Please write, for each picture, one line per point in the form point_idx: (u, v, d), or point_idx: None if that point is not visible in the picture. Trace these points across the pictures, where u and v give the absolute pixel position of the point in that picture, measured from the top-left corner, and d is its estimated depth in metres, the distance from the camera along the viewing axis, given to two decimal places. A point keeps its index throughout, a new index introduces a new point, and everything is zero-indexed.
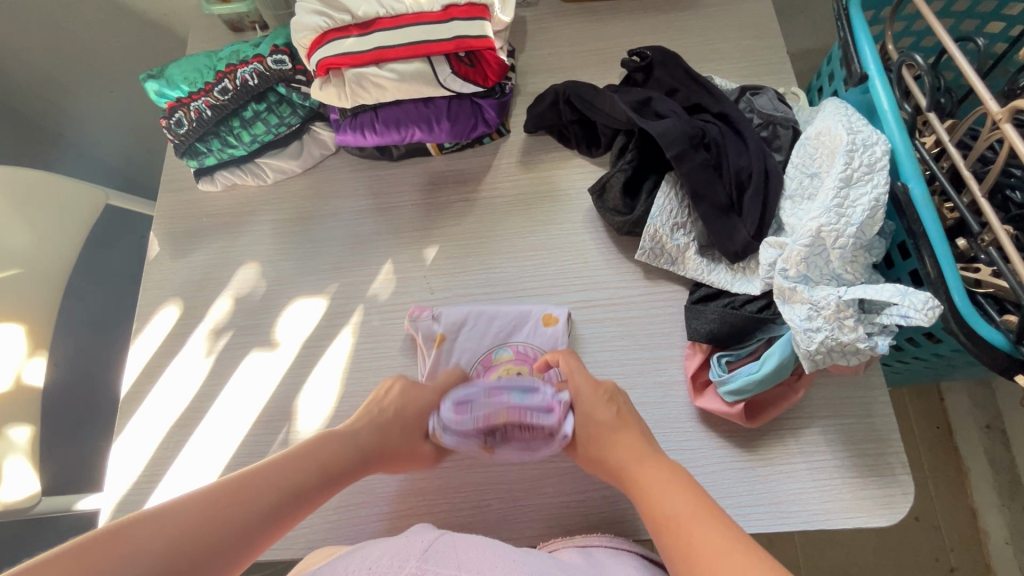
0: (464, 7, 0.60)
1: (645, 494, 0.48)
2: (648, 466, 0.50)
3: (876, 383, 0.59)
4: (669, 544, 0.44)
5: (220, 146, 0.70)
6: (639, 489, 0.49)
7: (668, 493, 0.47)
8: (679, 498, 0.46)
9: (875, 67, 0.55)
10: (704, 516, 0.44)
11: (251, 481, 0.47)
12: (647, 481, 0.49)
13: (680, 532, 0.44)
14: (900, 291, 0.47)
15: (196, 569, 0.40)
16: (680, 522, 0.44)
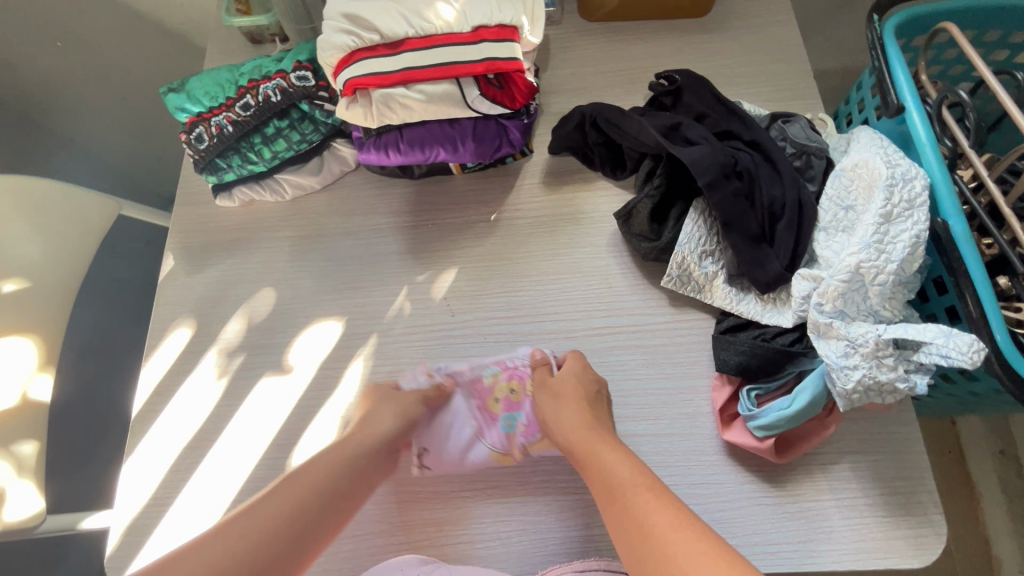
0: (495, 28, 0.59)
1: (600, 470, 0.51)
2: (602, 445, 0.53)
3: (908, 419, 0.58)
4: (618, 519, 0.47)
5: (240, 162, 0.69)
6: (593, 466, 0.52)
7: (620, 470, 0.50)
8: (629, 477, 0.49)
9: (913, 99, 0.54)
10: (652, 495, 0.47)
11: (275, 500, 0.50)
12: (601, 460, 0.52)
13: (627, 510, 0.47)
14: (944, 332, 0.46)
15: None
16: (629, 500, 0.47)
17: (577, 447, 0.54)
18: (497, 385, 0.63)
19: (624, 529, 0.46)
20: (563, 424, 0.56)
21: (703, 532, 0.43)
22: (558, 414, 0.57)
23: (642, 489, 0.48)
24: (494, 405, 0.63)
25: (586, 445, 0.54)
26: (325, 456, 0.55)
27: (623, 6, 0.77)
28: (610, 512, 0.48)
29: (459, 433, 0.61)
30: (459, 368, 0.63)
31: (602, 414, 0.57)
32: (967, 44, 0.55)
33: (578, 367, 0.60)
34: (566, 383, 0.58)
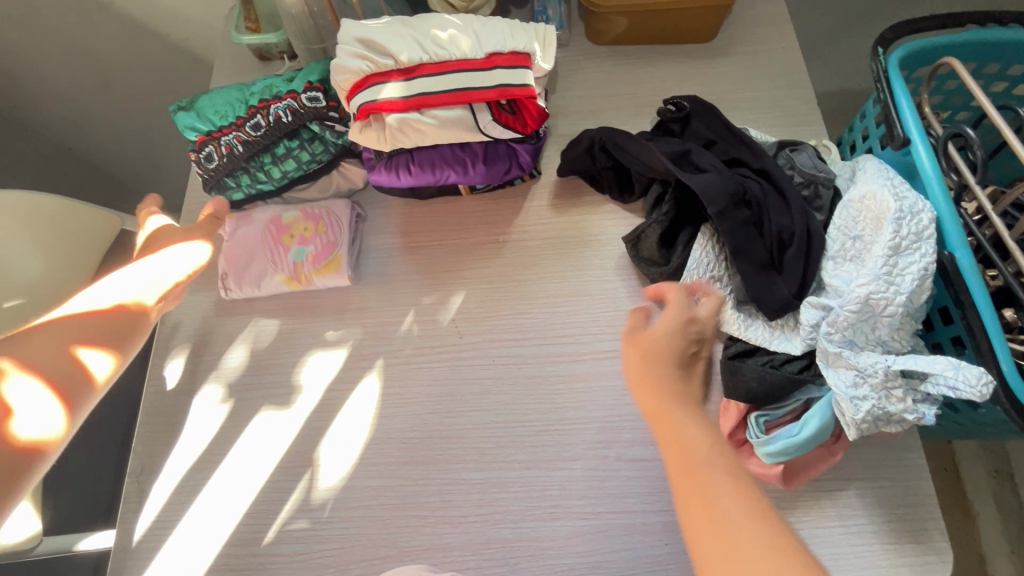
0: (508, 54, 0.60)
1: (669, 428, 0.43)
2: (678, 404, 0.45)
3: (914, 446, 0.58)
4: (682, 482, 0.39)
5: (250, 182, 0.69)
6: (662, 429, 0.43)
7: (698, 436, 0.42)
8: (704, 444, 0.41)
9: (918, 132, 0.55)
10: (726, 474, 0.38)
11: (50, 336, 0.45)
12: (682, 427, 0.43)
13: (693, 478, 0.38)
14: (953, 364, 0.46)
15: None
16: (697, 464, 0.39)
17: (648, 400, 0.46)
18: (293, 222, 0.70)
19: (683, 495, 0.38)
20: (641, 379, 0.49)
21: (779, 525, 0.35)
22: (643, 359, 0.50)
23: (716, 464, 0.39)
24: (289, 239, 0.69)
25: (663, 407, 0.45)
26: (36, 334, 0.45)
27: (631, 30, 0.78)
28: (674, 473, 0.40)
29: (256, 257, 0.69)
30: (256, 212, 0.71)
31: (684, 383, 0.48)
32: (970, 79, 0.57)
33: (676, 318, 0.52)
34: (655, 340, 0.51)
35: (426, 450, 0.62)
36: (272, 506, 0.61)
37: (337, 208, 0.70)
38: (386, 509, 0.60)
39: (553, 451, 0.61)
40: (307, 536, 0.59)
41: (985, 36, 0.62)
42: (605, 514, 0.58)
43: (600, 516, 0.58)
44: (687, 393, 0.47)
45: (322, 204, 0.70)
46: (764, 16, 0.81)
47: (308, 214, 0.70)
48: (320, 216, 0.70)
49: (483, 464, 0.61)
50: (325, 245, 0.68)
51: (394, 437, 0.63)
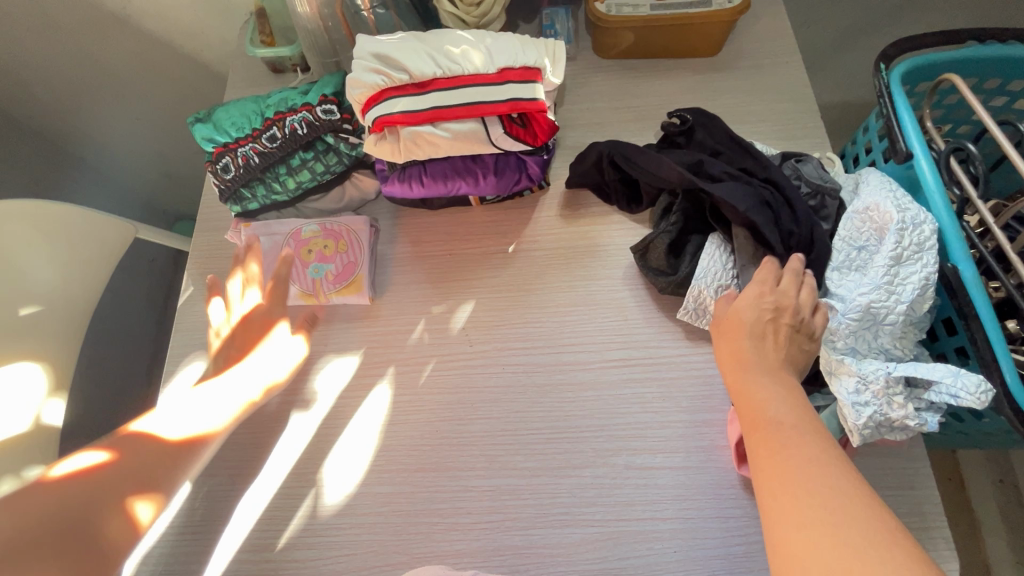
0: (519, 69, 0.61)
1: (748, 395, 0.47)
2: (760, 368, 0.49)
3: (920, 455, 0.59)
4: (758, 443, 0.43)
5: (265, 192, 0.70)
6: (744, 397, 0.48)
7: (779, 402, 0.45)
8: (782, 409, 0.45)
9: (921, 147, 0.56)
10: (802, 435, 0.42)
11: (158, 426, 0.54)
12: (753, 391, 0.48)
13: (770, 439, 0.43)
14: (953, 372, 0.48)
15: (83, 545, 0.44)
16: (773, 426, 0.44)
17: (735, 367, 0.51)
18: (313, 238, 0.71)
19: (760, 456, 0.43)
20: (726, 352, 0.52)
21: (853, 481, 0.37)
22: (731, 333, 0.53)
23: (794, 427, 0.43)
24: (307, 255, 0.70)
25: (746, 375, 0.49)
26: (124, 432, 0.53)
27: (637, 44, 0.80)
28: (752, 437, 0.44)
29: (273, 270, 0.70)
30: (276, 225, 0.72)
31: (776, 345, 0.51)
32: (971, 96, 0.58)
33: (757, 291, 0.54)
34: (744, 313, 0.53)
35: (436, 457, 0.63)
36: (284, 512, 0.62)
37: (357, 225, 0.71)
38: (398, 515, 0.61)
39: (561, 458, 0.62)
40: (320, 543, 0.60)
41: (987, 52, 0.63)
42: (614, 521, 0.59)
43: (608, 523, 0.58)
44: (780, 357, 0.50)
45: (344, 220, 0.71)
46: (768, 30, 0.83)
47: (328, 231, 0.71)
48: (341, 234, 0.71)
49: (493, 471, 0.61)
50: (340, 264, 0.69)
51: (404, 444, 0.64)
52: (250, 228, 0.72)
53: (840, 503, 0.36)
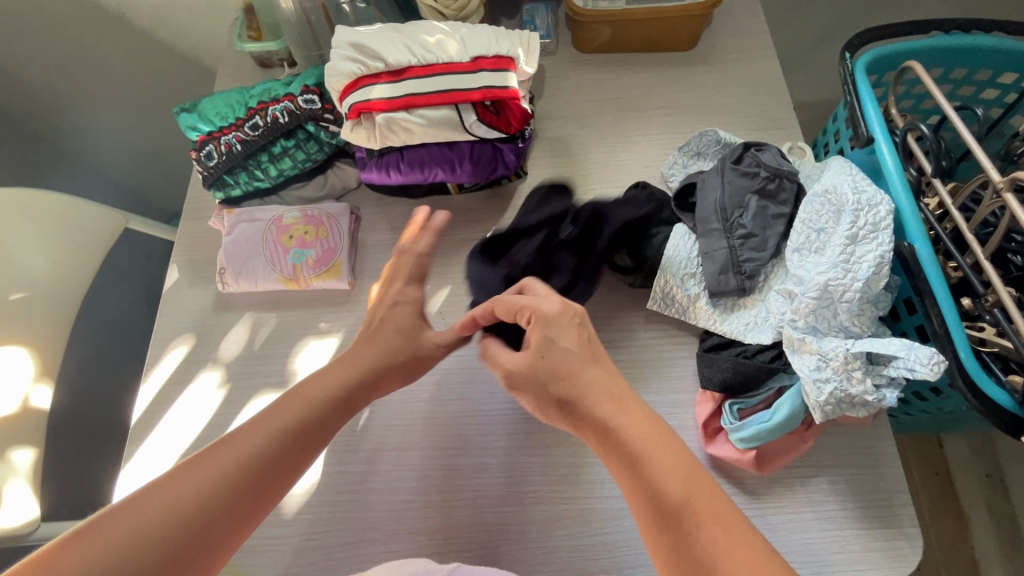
0: (492, 58, 0.63)
1: (637, 479, 0.41)
2: (633, 435, 0.42)
3: (884, 434, 0.60)
4: (663, 543, 0.39)
5: (247, 179, 0.72)
6: (628, 480, 0.41)
7: (674, 482, 0.40)
8: (681, 496, 0.39)
9: (881, 131, 0.58)
10: (710, 525, 0.38)
11: (290, 412, 0.47)
12: (637, 459, 0.41)
13: (677, 541, 0.38)
14: (906, 346, 0.49)
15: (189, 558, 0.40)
16: (677, 524, 0.38)
17: (603, 444, 0.43)
18: (296, 225, 0.72)
19: (667, 559, 0.38)
20: (584, 419, 0.44)
21: (765, 559, 0.35)
22: (560, 395, 0.45)
23: (700, 517, 0.38)
24: (288, 241, 0.71)
25: (627, 452, 0.41)
26: (252, 425, 0.46)
27: (615, 39, 0.82)
28: (652, 530, 0.39)
29: (254, 255, 0.71)
30: (257, 212, 0.73)
31: (634, 401, 0.44)
32: (930, 81, 0.60)
33: (555, 318, 0.48)
34: (563, 354, 0.46)
35: (412, 437, 0.64)
36: None
37: (339, 213, 0.72)
38: (375, 494, 0.62)
39: (534, 438, 0.63)
40: (297, 521, 0.61)
41: (949, 42, 0.65)
42: (585, 498, 0.60)
43: (579, 500, 0.60)
44: (648, 411, 0.44)
45: (325, 208, 0.73)
46: (744, 26, 0.84)
47: (309, 217, 0.72)
48: (322, 221, 0.72)
49: (468, 450, 0.63)
50: (322, 250, 0.70)
51: (381, 425, 0.65)
52: (232, 215, 0.73)
53: None
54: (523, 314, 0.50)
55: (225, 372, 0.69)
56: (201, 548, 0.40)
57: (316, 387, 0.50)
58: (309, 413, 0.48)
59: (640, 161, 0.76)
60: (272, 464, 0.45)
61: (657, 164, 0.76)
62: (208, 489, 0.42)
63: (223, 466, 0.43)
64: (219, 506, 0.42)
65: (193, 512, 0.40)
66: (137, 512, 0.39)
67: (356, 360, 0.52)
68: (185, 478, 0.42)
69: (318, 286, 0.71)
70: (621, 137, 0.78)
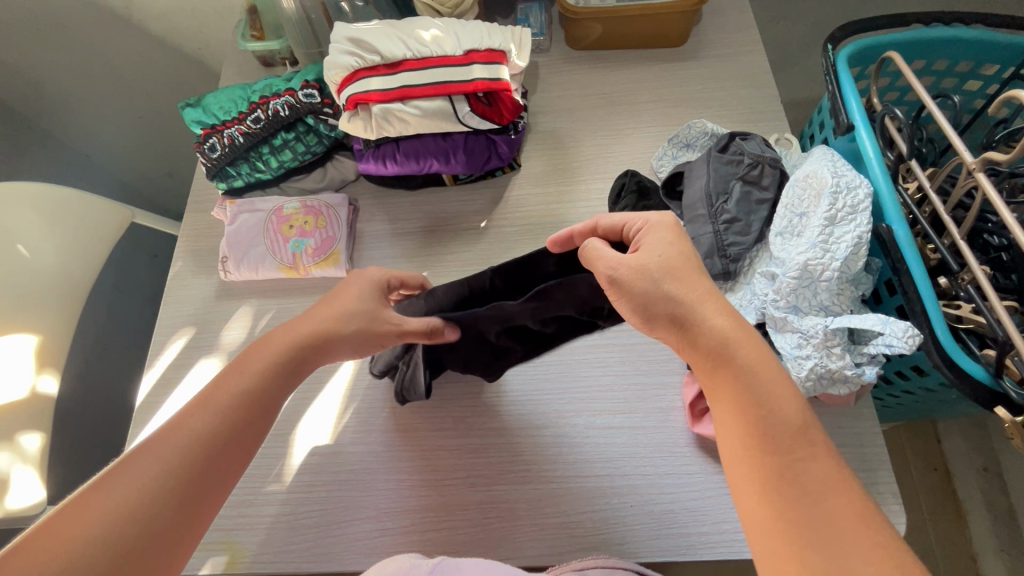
0: (485, 51, 0.66)
1: (747, 395, 0.42)
2: (751, 353, 0.44)
3: (868, 415, 0.61)
4: (764, 459, 0.40)
5: (249, 170, 0.74)
6: (738, 393, 0.43)
7: (786, 406, 0.41)
8: (791, 421, 0.41)
9: (861, 118, 0.60)
10: (812, 452, 0.40)
11: (242, 380, 0.49)
12: (747, 374, 0.43)
13: (780, 461, 0.40)
14: (882, 321, 0.50)
15: (173, 522, 0.42)
16: (782, 445, 0.40)
17: (716, 356, 0.44)
18: (294, 215, 0.74)
19: (757, 478, 0.40)
20: (700, 330, 0.45)
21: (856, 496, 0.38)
22: (681, 303, 0.47)
23: (803, 441, 0.40)
24: (288, 231, 0.74)
25: (740, 367, 0.43)
26: (192, 411, 0.47)
27: (607, 36, 0.84)
28: (750, 444, 0.41)
29: (254, 243, 0.73)
30: (259, 204, 0.75)
31: (752, 327, 0.45)
32: (909, 70, 0.61)
33: (669, 239, 0.51)
34: (689, 272, 0.48)
35: (407, 419, 0.66)
36: (262, 471, 0.64)
37: (336, 203, 0.75)
38: (369, 473, 0.63)
39: (525, 419, 0.64)
40: (295, 501, 0.63)
41: (929, 34, 0.67)
42: (575, 478, 0.61)
43: (569, 479, 0.61)
44: (759, 336, 0.45)
45: (322, 197, 0.75)
46: (732, 23, 0.87)
47: (308, 208, 0.74)
48: (320, 210, 0.74)
49: (462, 431, 0.65)
50: (319, 239, 0.73)
51: (379, 408, 0.67)
52: (235, 205, 0.75)
53: (847, 518, 0.36)
54: (629, 231, 0.54)
55: (226, 359, 0.71)
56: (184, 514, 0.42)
57: (252, 368, 0.50)
58: (252, 392, 0.49)
59: (631, 153, 0.78)
60: (232, 429, 0.47)
61: (648, 156, 0.77)
62: (156, 482, 0.42)
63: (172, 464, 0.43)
64: (184, 477, 0.43)
65: (164, 484, 0.42)
66: (125, 482, 0.41)
67: (300, 326, 0.54)
68: (151, 453, 0.43)
69: (317, 275, 0.73)
70: (613, 130, 0.80)
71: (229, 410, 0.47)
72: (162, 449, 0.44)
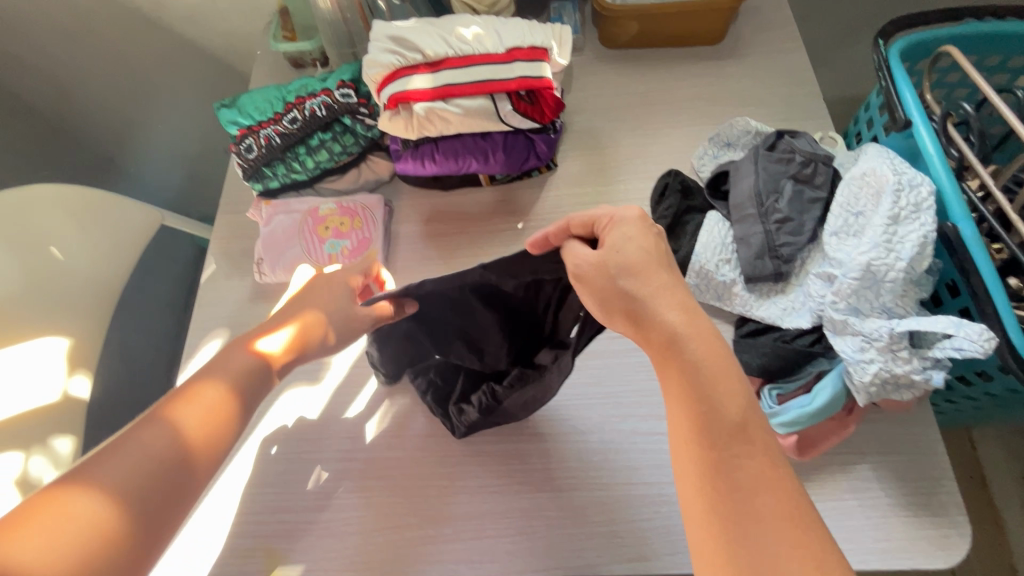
0: (527, 49, 0.65)
1: (692, 389, 0.38)
2: (701, 352, 0.39)
3: (927, 421, 0.59)
4: (702, 460, 0.37)
5: (285, 171, 0.73)
6: (684, 391, 0.39)
7: (733, 406, 0.38)
8: (733, 417, 0.37)
9: (920, 114, 0.58)
10: (757, 453, 0.36)
11: (226, 374, 0.49)
12: (692, 366, 0.39)
13: (716, 457, 0.36)
14: (954, 323, 0.48)
15: (154, 515, 0.39)
16: (721, 441, 0.37)
17: (666, 349, 0.40)
18: (330, 216, 0.73)
19: (697, 476, 0.37)
20: (652, 324, 0.41)
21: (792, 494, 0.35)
22: (638, 300, 0.42)
23: (747, 442, 0.37)
24: (324, 232, 0.73)
25: (688, 361, 0.39)
26: (177, 404, 0.45)
27: (642, 34, 0.83)
28: (691, 440, 0.37)
29: (290, 244, 0.72)
30: (294, 204, 0.74)
31: (710, 323, 0.41)
32: (967, 65, 0.59)
33: (635, 231, 0.45)
34: (645, 264, 0.43)
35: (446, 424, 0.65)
36: (299, 477, 0.63)
37: (373, 205, 0.74)
38: (408, 479, 0.62)
39: (569, 424, 0.63)
40: (334, 508, 0.61)
41: (983, 28, 0.65)
42: (622, 485, 0.59)
43: (615, 487, 0.59)
44: (720, 333, 0.41)
45: (358, 199, 0.74)
46: (769, 20, 0.85)
47: (345, 209, 0.73)
48: (357, 212, 0.73)
49: (503, 436, 0.63)
50: (356, 240, 0.72)
51: (416, 413, 0.65)
52: (270, 206, 0.74)
53: (775, 517, 0.34)
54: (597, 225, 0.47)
55: None
56: (165, 506, 0.40)
57: (226, 371, 0.49)
58: (233, 389, 0.48)
59: (670, 152, 0.76)
60: (218, 421, 0.46)
61: (688, 155, 0.76)
62: (137, 471, 0.40)
63: (152, 457, 0.41)
64: (170, 467, 0.41)
65: (145, 475, 0.40)
66: (100, 473, 0.39)
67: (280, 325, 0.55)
68: (130, 444, 0.41)
69: None
70: (650, 129, 0.79)
71: (213, 403, 0.46)
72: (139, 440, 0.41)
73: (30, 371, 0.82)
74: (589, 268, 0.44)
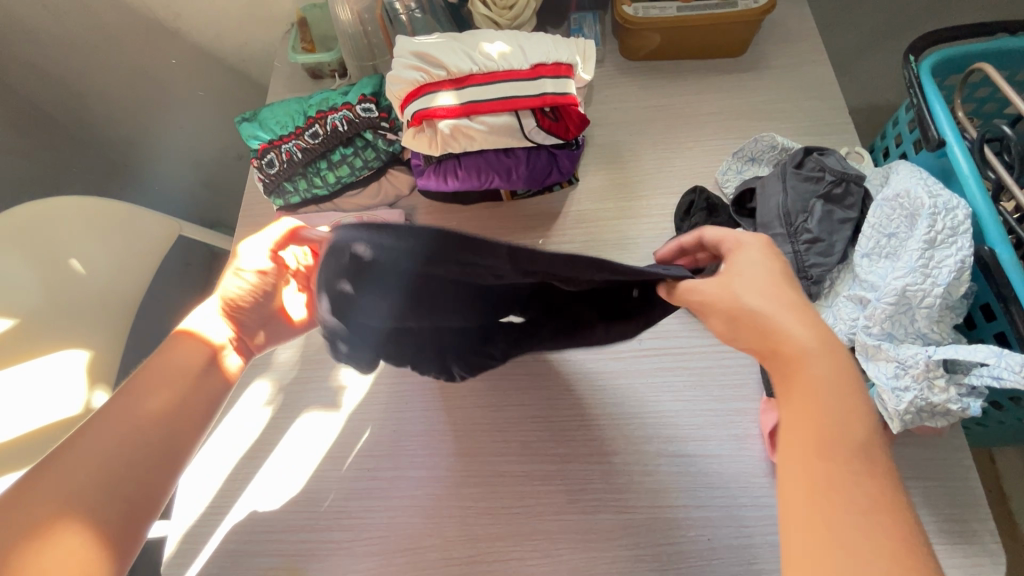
0: (552, 65, 0.64)
1: (809, 403, 0.38)
2: (823, 368, 0.39)
3: (959, 445, 0.58)
4: (806, 469, 0.37)
5: (306, 186, 0.73)
6: (804, 405, 0.39)
7: (852, 424, 0.37)
8: (847, 434, 0.37)
9: (954, 134, 0.56)
10: (862, 474, 0.35)
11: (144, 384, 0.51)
12: (814, 382, 0.39)
13: (822, 470, 0.36)
14: (995, 352, 0.47)
15: (116, 519, 0.45)
16: (831, 457, 0.36)
17: (789, 364, 0.40)
18: None
19: (799, 486, 0.36)
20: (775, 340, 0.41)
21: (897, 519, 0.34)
22: (761, 313, 0.42)
23: (859, 462, 0.36)
24: None
25: (811, 376, 0.39)
26: (92, 426, 0.48)
27: (663, 46, 0.82)
28: (800, 450, 0.37)
29: None
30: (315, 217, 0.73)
31: (844, 345, 0.40)
32: (1003, 83, 0.58)
33: (761, 258, 0.45)
34: (771, 279, 0.43)
35: (467, 443, 0.64)
36: (319, 497, 0.63)
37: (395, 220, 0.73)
38: (430, 498, 0.62)
39: (593, 444, 0.62)
40: (355, 527, 0.61)
41: (1018, 43, 0.63)
42: (648, 508, 0.58)
43: (642, 510, 0.58)
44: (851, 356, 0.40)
45: (380, 213, 0.73)
46: (792, 32, 0.84)
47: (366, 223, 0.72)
48: None
49: (526, 457, 0.63)
50: None
51: (437, 431, 0.65)
52: None
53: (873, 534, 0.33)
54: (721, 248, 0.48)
55: (279, 379, 0.70)
56: (129, 510, 0.46)
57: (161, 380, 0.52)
58: (169, 397, 0.51)
59: (693, 167, 0.75)
60: (158, 425, 0.50)
61: (711, 170, 0.75)
62: (81, 489, 0.45)
63: (95, 475, 0.45)
64: (119, 479, 0.46)
65: (89, 491, 0.45)
66: (52, 496, 0.44)
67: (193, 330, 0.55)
68: (68, 471, 0.45)
69: None
70: (672, 143, 0.78)
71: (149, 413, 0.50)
72: (77, 463, 0.46)
73: (49, 384, 0.82)
74: (714, 290, 0.44)
